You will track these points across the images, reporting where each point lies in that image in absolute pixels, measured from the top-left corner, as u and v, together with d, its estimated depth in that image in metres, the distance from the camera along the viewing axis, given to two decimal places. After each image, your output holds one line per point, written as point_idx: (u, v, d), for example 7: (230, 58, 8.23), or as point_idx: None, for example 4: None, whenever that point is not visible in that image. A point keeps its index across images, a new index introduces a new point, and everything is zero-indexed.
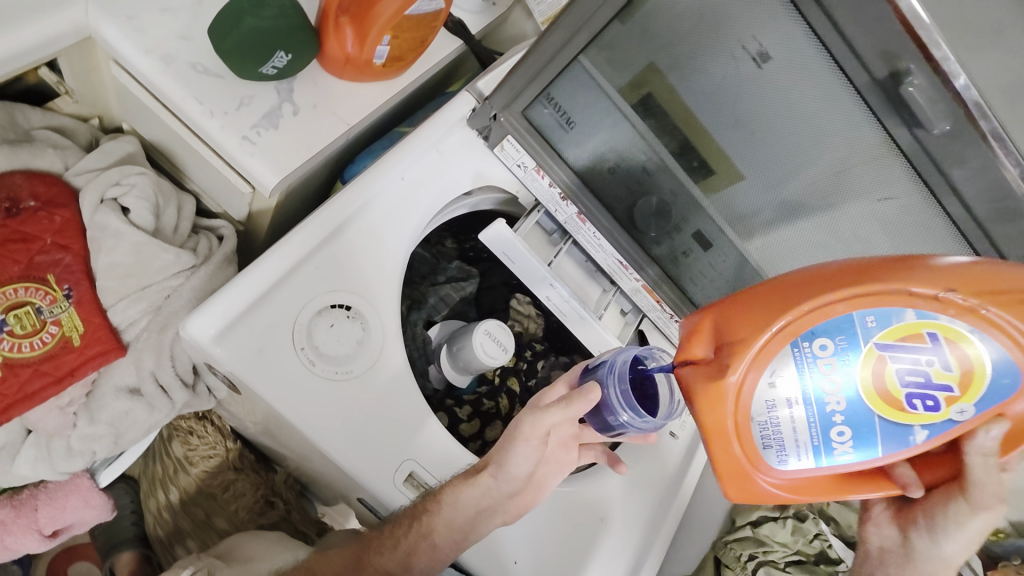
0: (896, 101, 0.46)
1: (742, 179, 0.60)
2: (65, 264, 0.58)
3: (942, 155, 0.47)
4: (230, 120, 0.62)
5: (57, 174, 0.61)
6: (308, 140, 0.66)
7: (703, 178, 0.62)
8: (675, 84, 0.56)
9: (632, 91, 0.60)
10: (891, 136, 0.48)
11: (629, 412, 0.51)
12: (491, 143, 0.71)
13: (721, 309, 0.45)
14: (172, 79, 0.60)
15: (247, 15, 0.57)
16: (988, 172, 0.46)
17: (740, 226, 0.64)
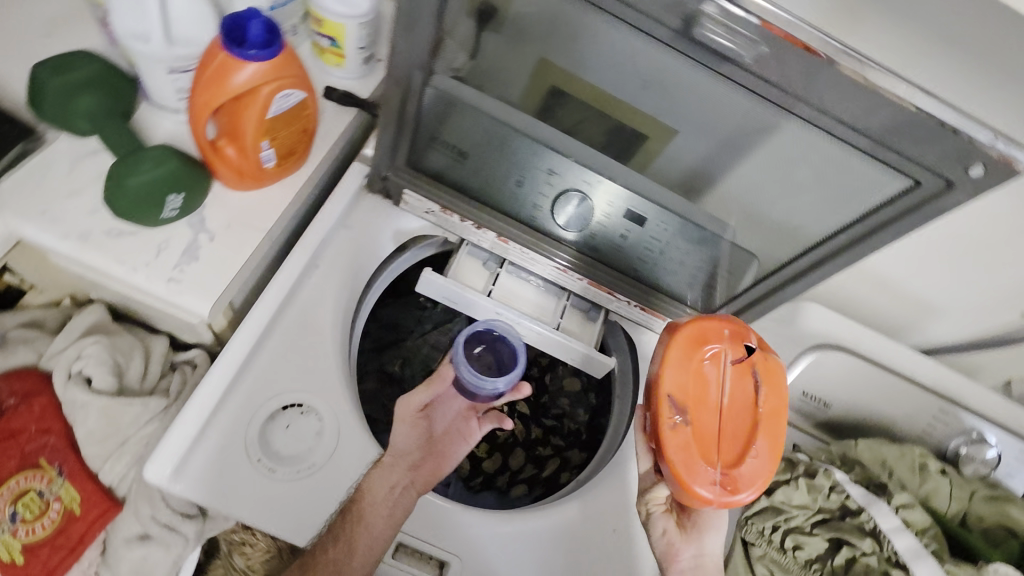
0: (702, 45, 0.43)
1: (675, 133, 0.56)
2: (52, 444, 0.63)
3: (780, 76, 0.43)
4: (153, 269, 0.67)
5: (34, 365, 0.70)
6: (229, 259, 0.70)
7: (640, 145, 0.60)
8: (574, 69, 0.54)
9: (538, 90, 0.57)
10: (725, 74, 0.45)
11: (479, 381, 0.67)
12: (395, 201, 0.72)
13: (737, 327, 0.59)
14: (92, 251, 0.65)
15: (128, 178, 0.61)
16: (830, 77, 0.42)
17: (693, 184, 0.62)
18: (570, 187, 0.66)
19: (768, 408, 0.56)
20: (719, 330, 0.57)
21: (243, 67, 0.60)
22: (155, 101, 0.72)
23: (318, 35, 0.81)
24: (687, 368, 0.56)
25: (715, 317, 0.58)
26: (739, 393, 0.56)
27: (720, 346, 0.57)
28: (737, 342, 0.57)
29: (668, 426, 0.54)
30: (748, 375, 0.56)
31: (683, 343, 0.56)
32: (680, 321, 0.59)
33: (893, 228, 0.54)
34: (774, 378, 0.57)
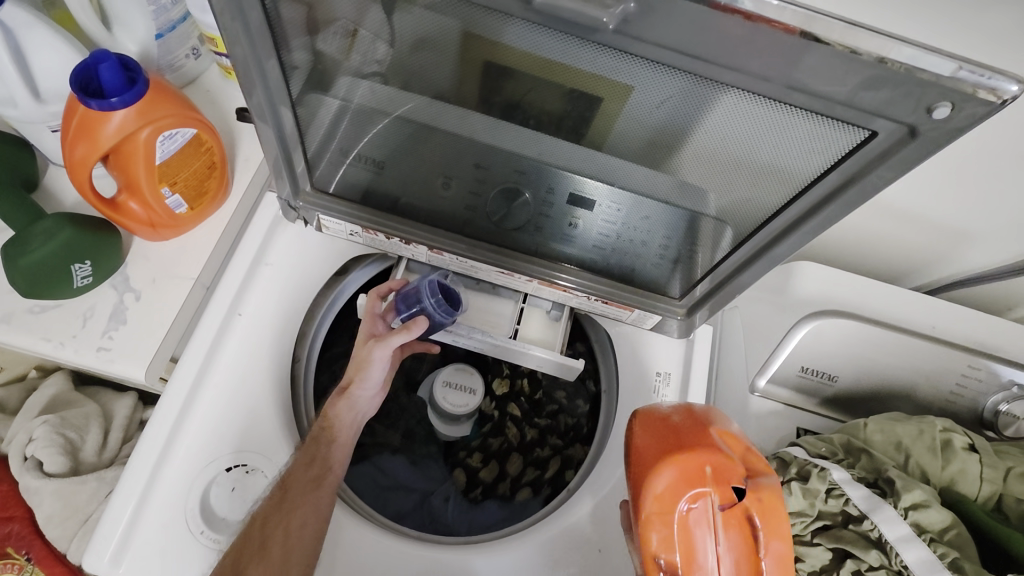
0: (554, 13, 0.36)
1: (632, 91, 0.44)
2: (18, 533, 0.79)
3: (657, 33, 0.35)
4: (81, 341, 0.64)
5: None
6: (158, 317, 0.66)
7: (597, 111, 0.48)
8: (498, 38, 0.42)
9: (469, 67, 0.46)
10: (599, 41, 0.38)
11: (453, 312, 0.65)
12: (316, 227, 0.68)
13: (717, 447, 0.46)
14: (17, 333, 0.63)
15: (20, 258, 0.59)
16: (719, 24, 0.33)
17: (658, 151, 0.50)
18: (499, 179, 0.59)
19: (771, 558, 0.44)
20: (698, 471, 0.44)
21: (110, 117, 0.55)
22: (58, 161, 0.68)
23: (220, 56, 0.75)
24: (669, 528, 0.45)
25: (694, 449, 0.45)
26: (734, 548, 0.44)
27: (705, 497, 0.44)
28: (722, 484, 0.44)
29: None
30: (743, 523, 0.44)
31: (661, 495, 0.45)
32: (655, 453, 0.47)
33: (861, 183, 0.44)
34: (773, 521, 0.44)
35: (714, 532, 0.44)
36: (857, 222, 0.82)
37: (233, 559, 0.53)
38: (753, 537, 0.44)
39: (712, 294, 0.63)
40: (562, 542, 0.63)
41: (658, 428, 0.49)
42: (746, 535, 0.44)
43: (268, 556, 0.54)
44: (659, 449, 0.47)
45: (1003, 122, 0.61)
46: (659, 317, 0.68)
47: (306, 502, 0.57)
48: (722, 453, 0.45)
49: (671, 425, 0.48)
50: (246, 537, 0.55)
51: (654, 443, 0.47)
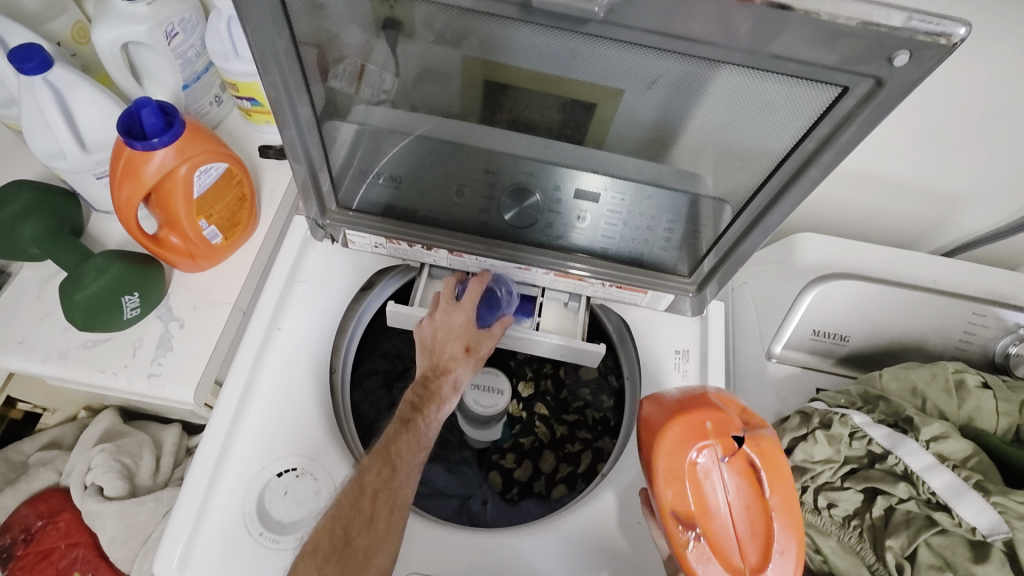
0: (549, 11, 0.41)
1: (625, 91, 0.50)
2: (82, 556, 0.83)
3: (639, 19, 0.40)
4: (133, 369, 0.68)
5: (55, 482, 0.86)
6: (202, 341, 0.71)
7: (595, 114, 0.53)
8: (504, 54, 0.48)
9: (477, 83, 0.52)
10: (590, 33, 0.43)
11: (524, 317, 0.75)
12: (343, 242, 0.73)
13: (712, 407, 0.50)
14: (74, 367, 0.67)
15: (75, 294, 0.64)
16: (697, 6, 0.38)
17: (651, 139, 0.55)
18: (508, 181, 0.63)
19: (780, 499, 0.47)
20: (700, 426, 0.49)
21: (151, 156, 0.61)
22: (100, 208, 0.74)
23: (238, 99, 0.81)
24: (681, 481, 0.48)
25: (693, 409, 0.50)
26: (743, 492, 0.48)
27: (708, 447, 0.48)
28: (723, 435, 0.48)
29: (681, 550, 0.48)
30: (748, 470, 0.48)
31: (669, 453, 0.49)
32: (661, 418, 0.51)
33: (838, 143, 0.48)
34: (774, 463, 0.48)
35: (723, 482, 0.48)
36: (853, 196, 0.85)
37: (343, 529, 0.56)
38: (760, 480, 0.48)
39: (720, 267, 0.67)
40: (603, 515, 0.66)
41: (662, 400, 0.53)
42: (752, 481, 0.48)
43: (375, 527, 0.57)
44: (661, 417, 0.51)
45: (970, 82, 0.65)
46: (673, 296, 0.73)
47: (410, 482, 0.61)
48: (719, 408, 0.50)
49: (672, 396, 0.53)
50: (356, 508, 0.57)
51: (659, 412, 0.52)
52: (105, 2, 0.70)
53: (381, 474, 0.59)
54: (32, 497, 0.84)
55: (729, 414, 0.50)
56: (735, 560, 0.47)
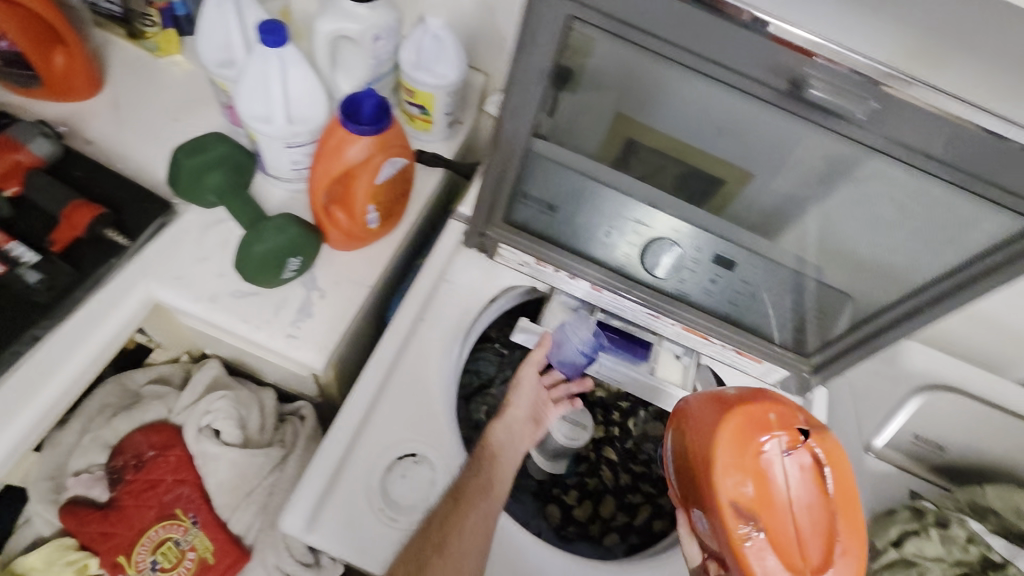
0: (804, 102, 0.46)
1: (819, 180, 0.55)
2: (186, 495, 0.75)
3: (884, 128, 0.45)
4: (274, 326, 0.72)
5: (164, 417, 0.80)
6: (339, 314, 0.75)
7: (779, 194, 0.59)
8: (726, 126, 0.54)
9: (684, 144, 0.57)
10: (826, 128, 0.48)
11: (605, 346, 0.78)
12: (490, 253, 0.75)
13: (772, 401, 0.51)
14: (221, 312, 0.71)
15: (254, 246, 0.68)
16: (941, 129, 0.43)
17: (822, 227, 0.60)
18: (659, 235, 0.66)
19: (840, 497, 0.48)
20: (763, 414, 0.49)
21: (358, 140, 0.65)
22: (270, 172, 0.79)
23: (408, 104, 0.87)
24: (740, 469, 0.47)
25: (754, 400, 0.50)
26: (806, 487, 0.48)
27: (775, 435, 0.48)
28: (788, 427, 0.49)
29: (740, 545, 0.45)
30: (815, 467, 0.48)
31: (727, 443, 0.47)
32: (722, 405, 0.50)
33: (1001, 270, 0.53)
34: (837, 461, 0.49)
35: (787, 474, 0.48)
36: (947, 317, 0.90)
37: (416, 551, 0.57)
38: (823, 475, 0.48)
39: (834, 360, 0.70)
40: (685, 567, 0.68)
41: (714, 393, 0.53)
42: (823, 489, 0.48)
43: (442, 553, 0.57)
44: (721, 404, 0.50)
45: None
46: (787, 371, 0.75)
47: (482, 514, 0.60)
48: (782, 402, 0.50)
49: (723, 390, 0.53)
50: (426, 534, 0.58)
51: (713, 400, 0.51)
52: None
53: (446, 506, 0.60)
54: (144, 427, 0.78)
55: (791, 408, 0.50)
56: (793, 564, 0.46)
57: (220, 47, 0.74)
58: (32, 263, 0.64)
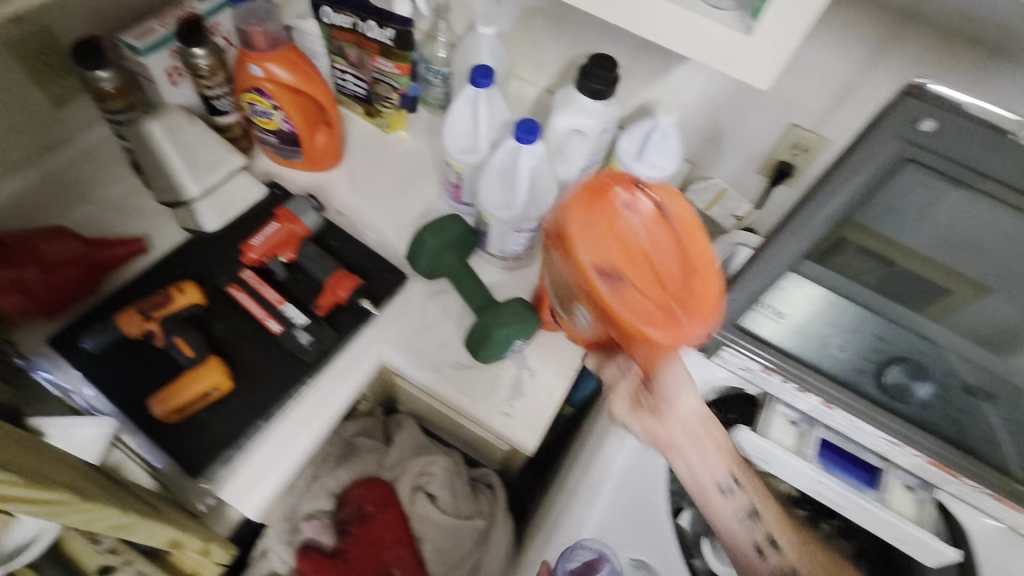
0: None
1: None
2: (403, 555, 0.85)
3: None
4: (491, 401, 0.75)
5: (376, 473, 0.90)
6: (550, 394, 0.76)
7: None
8: None
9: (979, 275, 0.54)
10: None
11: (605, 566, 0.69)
12: (709, 353, 0.74)
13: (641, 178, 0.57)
14: (445, 382, 0.75)
15: (495, 326, 0.71)
16: None
17: None
18: (895, 354, 0.70)
19: (690, 254, 0.55)
20: (605, 189, 0.56)
21: None
22: (489, 251, 0.83)
23: None
24: (595, 223, 0.55)
25: (606, 185, 0.56)
26: (654, 245, 0.55)
27: (636, 193, 0.56)
28: (656, 201, 0.56)
29: (598, 291, 0.54)
30: (666, 225, 0.56)
31: (577, 209, 0.56)
32: (583, 198, 0.56)
33: None
34: (682, 219, 0.56)
35: (631, 204, 0.56)
36: None
37: None
38: (678, 240, 0.55)
39: None
40: None
41: (591, 186, 0.57)
42: (659, 221, 0.56)
43: None
44: (584, 197, 0.56)
45: None
46: None
47: None
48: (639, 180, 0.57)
49: (620, 180, 0.57)
50: None
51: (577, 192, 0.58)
52: (570, 91, 0.81)
53: None
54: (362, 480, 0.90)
55: (653, 184, 0.57)
56: (648, 309, 0.54)
57: (464, 136, 0.80)
58: (303, 324, 0.71)
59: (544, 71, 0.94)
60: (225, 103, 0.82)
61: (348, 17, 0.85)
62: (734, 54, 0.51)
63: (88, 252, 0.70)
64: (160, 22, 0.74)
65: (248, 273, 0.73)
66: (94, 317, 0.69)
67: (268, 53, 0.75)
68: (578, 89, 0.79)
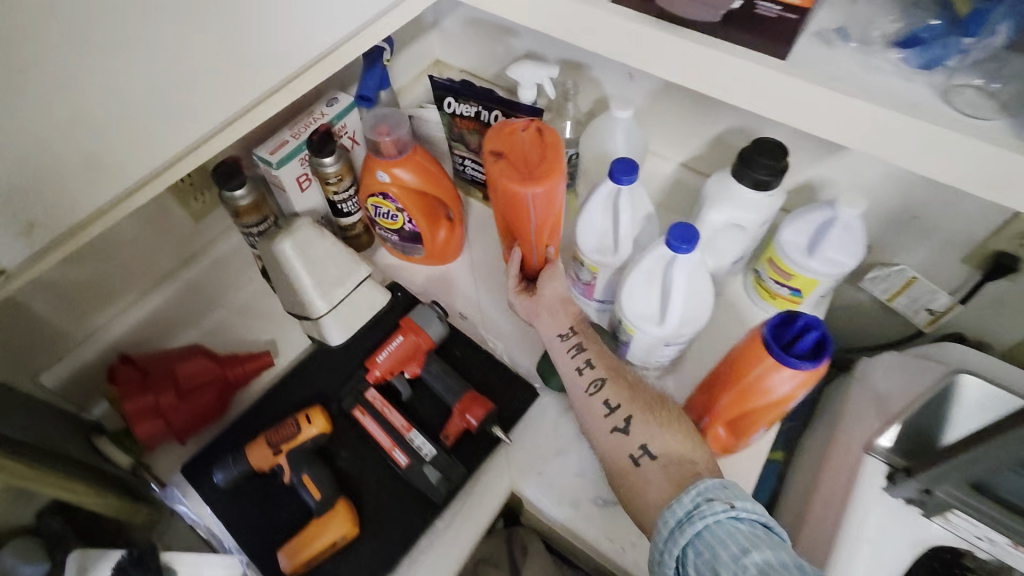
0: None
1: None
2: None
3: None
4: (642, 551, 0.63)
5: None
6: None
7: None
8: None
9: None
10: None
11: None
12: (929, 513, 0.59)
13: (531, 141, 0.64)
14: (585, 523, 0.64)
15: None
16: None
17: None
18: None
19: (544, 172, 0.62)
20: (505, 133, 0.64)
21: (784, 373, 0.54)
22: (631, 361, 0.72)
23: (774, 283, 0.74)
24: (502, 147, 0.64)
25: (503, 137, 0.64)
26: (523, 144, 0.64)
27: (511, 139, 0.64)
28: (519, 155, 0.63)
29: (490, 170, 0.63)
30: (529, 135, 0.64)
31: (490, 141, 0.64)
32: (497, 135, 0.64)
33: None
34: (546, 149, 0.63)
35: (519, 134, 0.64)
36: None
37: None
38: (530, 162, 0.62)
39: None
40: None
41: (530, 135, 0.64)
42: (526, 142, 0.64)
43: None
44: (500, 143, 0.64)
45: None
46: None
47: None
48: (527, 143, 0.64)
49: (540, 133, 0.64)
50: None
51: (513, 143, 0.64)
52: (725, 178, 0.69)
53: None
54: None
55: (519, 154, 0.63)
56: (512, 176, 0.62)
57: (598, 234, 0.71)
58: (431, 457, 0.64)
59: (683, 146, 0.83)
60: (350, 205, 0.80)
61: (472, 106, 0.79)
62: (1007, 183, 0.39)
63: (221, 372, 0.69)
64: (293, 132, 0.73)
65: (373, 394, 0.68)
66: (227, 442, 0.68)
67: (396, 158, 0.72)
68: (736, 177, 0.67)
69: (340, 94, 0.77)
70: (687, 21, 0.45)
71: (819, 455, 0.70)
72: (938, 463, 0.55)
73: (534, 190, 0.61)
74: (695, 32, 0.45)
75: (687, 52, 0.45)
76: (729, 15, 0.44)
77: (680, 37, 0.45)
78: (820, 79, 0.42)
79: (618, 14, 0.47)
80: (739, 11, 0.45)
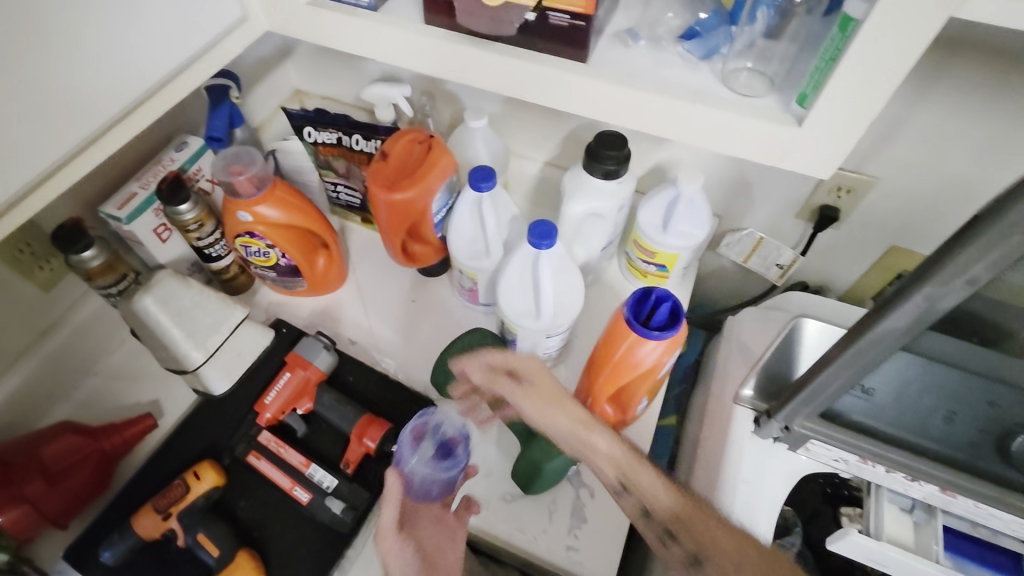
0: None
1: None
2: None
3: None
4: (552, 535, 0.66)
5: None
6: (618, 515, 0.67)
7: None
8: None
9: None
10: None
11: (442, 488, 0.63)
12: (794, 447, 0.65)
13: (426, 147, 0.71)
14: (496, 520, 0.66)
15: (546, 463, 0.62)
16: None
17: None
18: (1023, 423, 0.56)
19: (414, 174, 0.69)
20: (400, 141, 0.71)
21: (645, 343, 0.59)
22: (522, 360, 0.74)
23: (643, 261, 0.79)
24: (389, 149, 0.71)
25: (400, 141, 0.71)
26: (407, 152, 0.71)
27: (403, 146, 0.71)
28: (407, 163, 0.70)
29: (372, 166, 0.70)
30: (419, 146, 0.71)
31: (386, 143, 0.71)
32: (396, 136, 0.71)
33: None
34: (429, 157, 0.70)
35: (411, 142, 0.71)
36: None
37: None
38: (412, 169, 0.70)
39: None
40: None
41: (422, 143, 0.72)
42: (416, 151, 0.71)
43: None
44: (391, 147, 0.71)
45: None
46: None
47: None
48: (418, 150, 0.71)
49: (431, 143, 0.72)
50: None
51: (405, 148, 0.71)
52: (578, 174, 0.74)
53: None
54: None
55: (404, 161, 0.70)
56: (382, 174, 0.69)
57: (470, 240, 0.73)
58: (333, 489, 0.64)
59: (545, 146, 0.86)
60: (218, 249, 0.76)
61: (332, 132, 0.78)
62: (785, 148, 0.46)
63: (96, 444, 0.65)
64: (140, 184, 0.70)
65: (266, 437, 0.67)
66: (115, 517, 0.65)
67: (256, 196, 0.71)
68: (588, 171, 0.71)
69: (189, 137, 0.75)
70: (493, 37, 0.50)
71: (703, 412, 0.76)
72: (784, 401, 0.60)
73: (399, 192, 0.68)
74: (506, 46, 0.50)
75: (504, 65, 0.50)
76: (524, 26, 0.48)
77: (495, 52, 0.49)
78: (616, 79, 0.48)
79: (440, 35, 0.50)
80: (535, 23, 0.48)
